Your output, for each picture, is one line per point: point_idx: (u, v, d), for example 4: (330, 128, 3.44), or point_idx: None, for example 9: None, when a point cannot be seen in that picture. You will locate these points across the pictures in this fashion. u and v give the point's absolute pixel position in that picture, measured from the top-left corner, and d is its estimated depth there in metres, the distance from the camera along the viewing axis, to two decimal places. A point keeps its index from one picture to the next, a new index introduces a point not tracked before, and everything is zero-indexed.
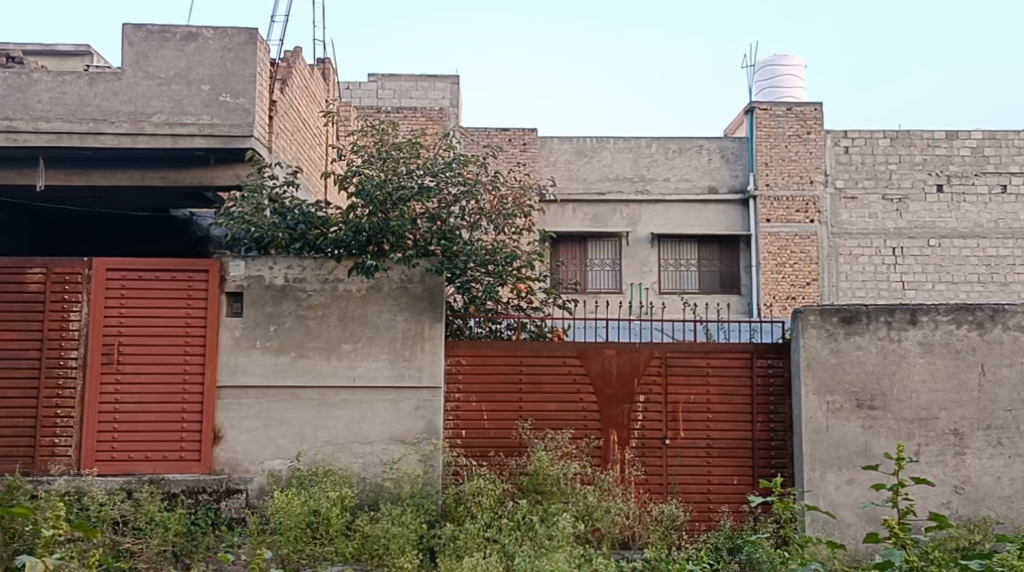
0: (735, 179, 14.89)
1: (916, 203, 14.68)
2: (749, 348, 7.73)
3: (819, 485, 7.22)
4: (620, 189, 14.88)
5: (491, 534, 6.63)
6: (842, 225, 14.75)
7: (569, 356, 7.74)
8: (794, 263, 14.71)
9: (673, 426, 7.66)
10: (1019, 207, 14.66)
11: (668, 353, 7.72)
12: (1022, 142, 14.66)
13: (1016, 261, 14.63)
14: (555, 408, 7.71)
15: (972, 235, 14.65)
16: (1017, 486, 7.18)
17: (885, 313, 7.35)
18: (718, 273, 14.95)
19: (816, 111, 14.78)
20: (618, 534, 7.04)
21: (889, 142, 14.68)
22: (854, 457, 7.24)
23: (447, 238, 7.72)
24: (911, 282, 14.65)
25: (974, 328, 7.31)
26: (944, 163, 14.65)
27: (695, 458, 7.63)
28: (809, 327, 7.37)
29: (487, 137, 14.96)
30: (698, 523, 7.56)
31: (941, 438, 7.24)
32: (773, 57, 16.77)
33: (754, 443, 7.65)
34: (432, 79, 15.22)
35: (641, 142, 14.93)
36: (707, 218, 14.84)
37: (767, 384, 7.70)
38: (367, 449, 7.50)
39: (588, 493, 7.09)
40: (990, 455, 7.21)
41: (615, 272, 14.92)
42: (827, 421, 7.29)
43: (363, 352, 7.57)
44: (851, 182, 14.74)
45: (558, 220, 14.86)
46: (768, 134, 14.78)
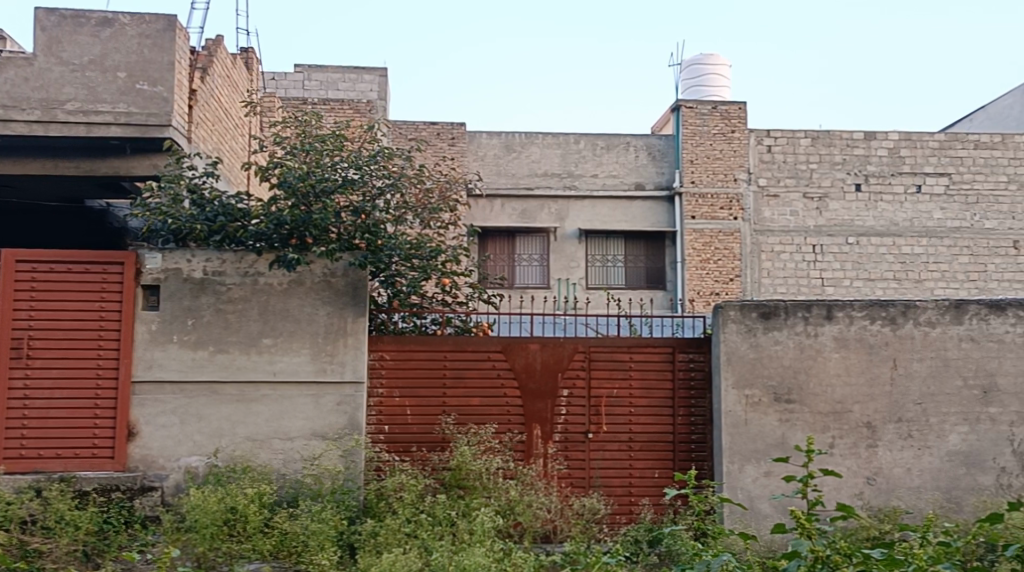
0: (661, 176, 15.08)
1: (835, 201, 15.02)
2: (670, 343, 7.83)
3: (736, 477, 7.36)
4: (549, 185, 14.94)
5: (411, 529, 6.57)
6: (764, 223, 15.02)
7: (492, 350, 7.75)
8: (717, 260, 14.93)
9: (596, 420, 7.72)
10: (933, 207, 15.09)
11: (591, 348, 7.77)
12: (936, 143, 15.08)
13: (929, 259, 15.07)
14: (478, 402, 7.71)
15: (888, 233, 15.05)
16: (926, 477, 7.40)
17: (802, 308, 7.52)
18: (644, 269, 15.11)
19: (739, 109, 15.03)
20: (540, 528, 7.07)
21: (810, 142, 15.01)
22: (771, 450, 7.38)
23: (371, 232, 7.71)
24: (829, 278, 14.97)
25: (886, 324, 7.51)
26: (863, 163, 15.02)
27: (617, 452, 7.70)
28: (729, 322, 7.49)
29: (415, 131, 14.84)
30: (619, 516, 7.63)
31: (855, 431, 7.42)
32: (698, 56, 16.97)
33: (675, 436, 7.74)
34: (360, 72, 15.07)
35: (569, 138, 15.03)
36: (633, 215, 15.00)
37: (688, 378, 7.81)
38: (287, 445, 7.40)
39: (510, 488, 7.11)
40: (901, 447, 7.41)
41: (543, 268, 15.00)
42: (745, 415, 7.42)
43: (284, 347, 7.46)
44: (774, 180, 15.01)
45: (487, 216, 14.86)
46: (692, 132, 14.98)
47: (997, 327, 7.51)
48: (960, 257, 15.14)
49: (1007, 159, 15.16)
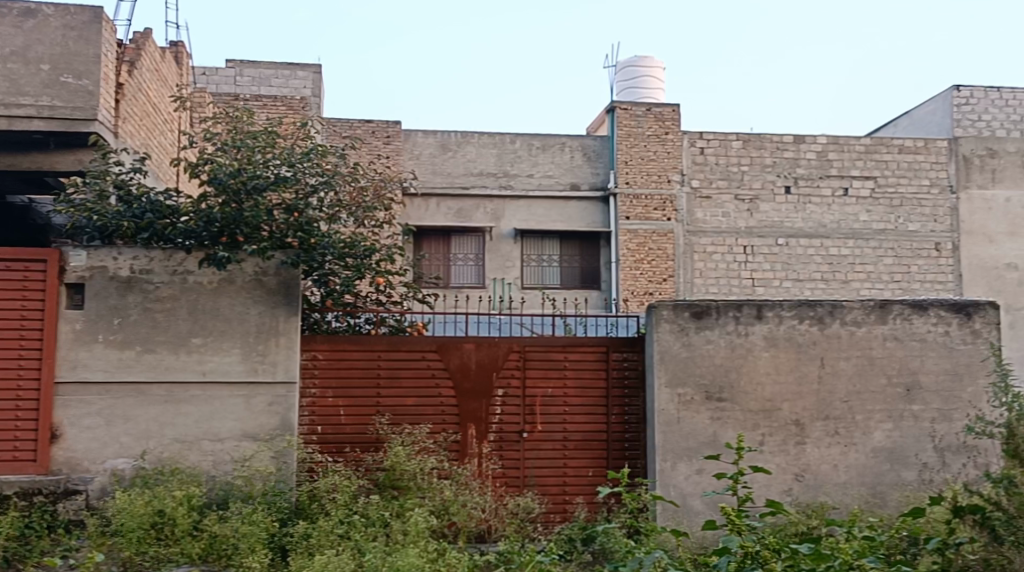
0: (596, 177, 15.18)
1: (766, 203, 15.28)
2: (605, 342, 7.88)
3: (669, 475, 7.44)
4: (484, 185, 14.94)
5: (345, 531, 6.50)
6: (697, 224, 15.20)
7: (427, 350, 7.71)
8: (652, 260, 15.07)
9: (530, 419, 7.74)
10: (859, 209, 15.44)
11: (526, 348, 7.79)
12: (863, 147, 15.44)
13: (856, 260, 15.41)
14: (412, 402, 7.66)
15: (817, 235, 15.35)
16: (852, 473, 7.56)
17: (733, 308, 7.63)
18: (579, 269, 15.21)
19: (673, 111, 15.19)
20: (474, 528, 7.07)
21: (742, 144, 15.26)
22: (702, 448, 7.48)
23: (305, 230, 7.61)
24: (760, 279, 15.22)
25: (814, 323, 7.67)
26: (792, 166, 15.31)
27: (552, 450, 7.73)
28: (662, 321, 7.56)
29: (350, 128, 14.71)
30: (553, 515, 7.66)
31: (784, 429, 7.56)
32: (633, 57, 17.12)
33: (609, 434, 7.79)
34: (293, 68, 14.89)
35: (505, 138, 15.05)
36: (569, 214, 15.08)
37: (622, 376, 7.86)
38: (217, 446, 7.27)
39: (444, 488, 7.09)
40: (828, 444, 7.57)
41: (478, 267, 15.00)
42: (678, 414, 7.50)
43: (214, 347, 7.33)
44: (706, 181, 15.21)
45: (422, 215, 14.80)
46: (627, 133, 15.11)
47: (920, 327, 7.72)
48: (885, 259, 15.50)
49: (929, 164, 15.58)
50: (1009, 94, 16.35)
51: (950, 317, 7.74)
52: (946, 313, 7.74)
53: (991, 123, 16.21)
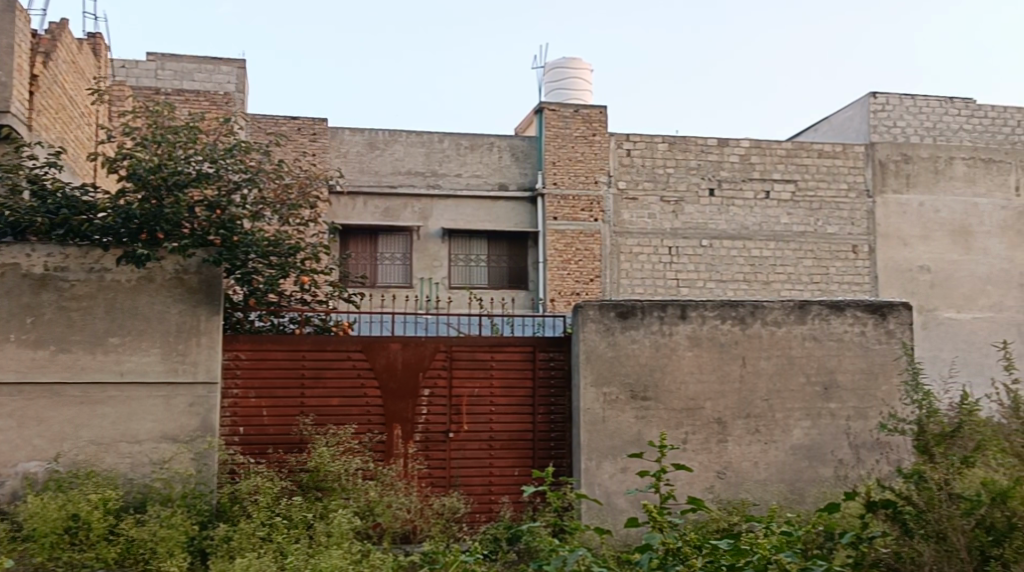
0: (524, 177, 15.24)
1: (690, 205, 15.51)
2: (531, 343, 7.91)
3: (594, 474, 7.50)
4: (412, 183, 14.86)
5: (267, 533, 6.39)
6: (624, 225, 15.33)
7: (353, 350, 7.65)
8: (579, 260, 15.14)
9: (456, 419, 7.72)
10: (780, 212, 15.77)
11: (453, 348, 7.78)
12: (783, 151, 15.79)
13: (777, 262, 15.73)
14: (337, 402, 7.59)
15: (739, 237, 15.62)
16: (772, 470, 7.72)
17: (657, 308, 7.73)
18: (506, 269, 15.26)
19: (600, 113, 15.32)
20: (399, 529, 7.02)
21: (667, 147, 15.48)
22: (627, 446, 7.56)
23: (227, 228, 7.48)
24: (684, 280, 15.44)
25: (736, 323, 7.80)
26: (716, 168, 15.58)
27: (478, 450, 7.73)
28: (587, 321, 7.62)
29: (275, 125, 14.49)
30: (478, 514, 7.65)
31: (706, 427, 7.68)
32: (562, 58, 17.21)
33: (534, 434, 7.82)
34: (217, 63, 14.61)
35: (434, 137, 14.99)
36: (497, 214, 15.12)
37: (548, 376, 7.90)
38: (135, 448, 7.09)
39: (369, 489, 7.04)
40: (749, 442, 7.71)
41: (405, 267, 14.97)
42: (603, 413, 7.57)
43: (132, 347, 7.16)
44: (633, 183, 15.36)
45: (349, 213, 14.67)
46: (555, 134, 15.17)
47: (837, 327, 7.91)
48: (805, 261, 15.88)
49: (847, 168, 16.06)
50: (922, 101, 16.69)
51: (866, 317, 7.95)
52: (862, 313, 7.94)
53: (905, 130, 16.46)
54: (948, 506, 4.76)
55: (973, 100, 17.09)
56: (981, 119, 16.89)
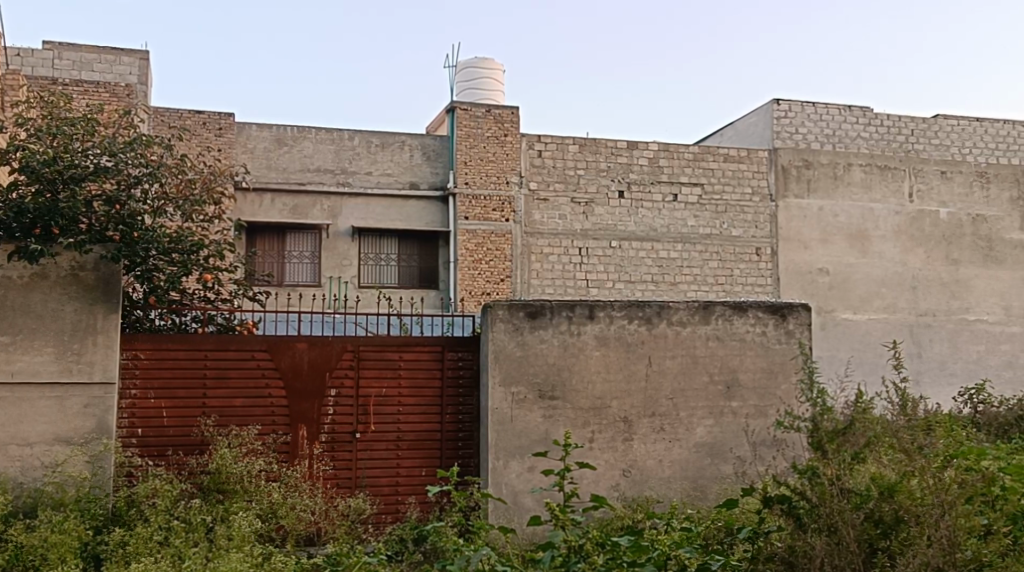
0: (436, 177, 15.18)
1: (600, 207, 15.67)
2: (440, 342, 7.88)
3: (501, 473, 7.52)
4: (321, 181, 14.66)
5: (164, 537, 6.23)
6: (534, 225, 15.39)
7: (257, 350, 7.51)
8: (489, 260, 15.16)
9: (363, 419, 7.65)
10: (687, 214, 16.09)
11: (360, 348, 7.70)
12: (690, 155, 16.13)
13: (684, 263, 16.02)
14: (241, 403, 7.44)
15: (648, 239, 15.87)
16: (676, 467, 7.85)
17: (566, 308, 7.80)
18: (416, 269, 15.19)
19: (512, 114, 15.36)
20: (303, 531, 6.92)
21: (578, 149, 15.63)
22: (533, 445, 7.60)
23: (126, 223, 7.27)
24: (593, 281, 15.59)
25: (643, 323, 7.92)
26: (625, 171, 15.80)
27: (384, 451, 7.67)
28: (497, 321, 7.63)
29: (178, 118, 14.13)
30: (385, 515, 7.59)
31: (613, 425, 7.77)
32: (474, 58, 17.22)
33: (442, 434, 7.79)
34: (118, 53, 14.19)
35: (344, 135, 14.80)
36: (407, 213, 15.03)
37: (457, 376, 7.88)
38: (26, 451, 6.84)
39: (273, 490, 6.92)
40: (654, 440, 7.83)
41: (314, 265, 14.79)
42: (511, 412, 7.59)
43: (24, 346, 6.89)
44: (543, 184, 15.44)
45: (255, 210, 14.41)
46: (467, 134, 15.15)
47: (740, 327, 8.09)
48: (711, 262, 16.22)
49: (751, 173, 16.45)
50: (823, 108, 17.33)
51: (767, 318, 8.15)
52: (763, 314, 8.15)
53: (806, 137, 17.15)
54: (838, 501, 4.85)
55: (870, 108, 17.74)
56: (877, 127, 17.62)
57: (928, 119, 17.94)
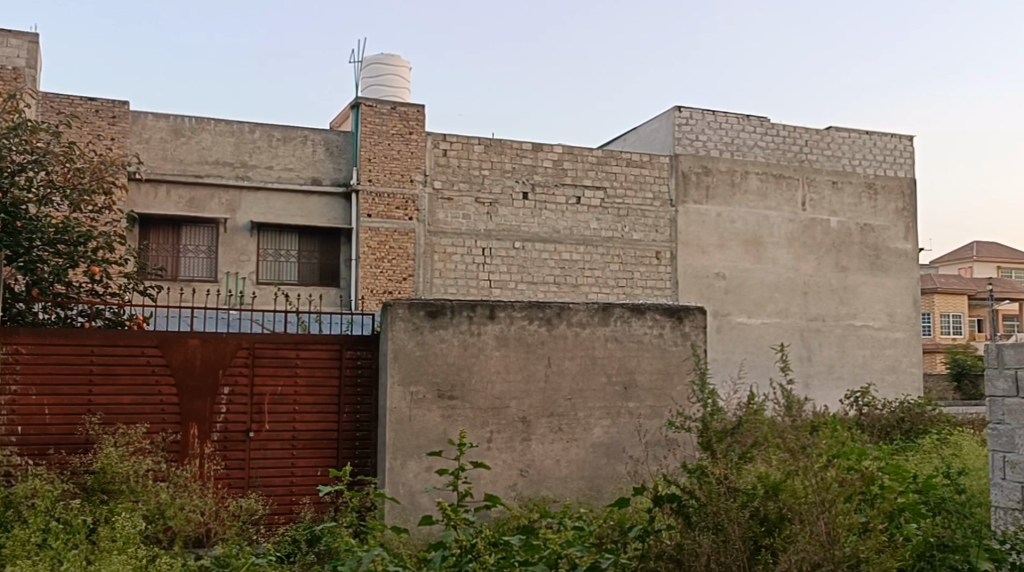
0: (339, 173, 14.95)
1: (504, 207, 15.74)
2: (337, 340, 7.78)
3: (398, 473, 7.46)
4: (219, 174, 14.32)
5: (44, 540, 5.96)
6: (438, 225, 15.33)
7: (147, 345, 7.29)
8: (392, 258, 14.99)
9: (257, 418, 7.49)
10: (590, 217, 16.28)
11: (256, 345, 7.54)
12: (594, 159, 16.34)
13: (586, 265, 16.20)
14: (128, 400, 7.21)
15: (550, 241, 15.97)
16: (572, 467, 7.91)
17: (466, 307, 7.79)
18: (317, 266, 14.98)
19: (417, 112, 15.26)
20: (192, 532, 6.72)
21: (483, 149, 15.66)
22: (431, 445, 7.56)
23: (11, 211, 7.10)
24: (496, 281, 15.63)
25: (543, 324, 7.96)
26: (529, 172, 15.90)
27: (279, 450, 7.52)
28: (396, 319, 7.58)
29: (69, 104, 13.58)
30: (278, 516, 7.45)
31: (511, 425, 7.80)
32: (380, 54, 17.06)
33: (339, 434, 7.69)
34: (5, 35, 13.59)
35: (244, 128, 14.49)
36: (308, 209, 14.79)
37: (355, 375, 7.79)
38: None
39: (160, 490, 6.71)
40: (552, 440, 7.88)
41: (210, 260, 14.46)
42: (409, 412, 7.55)
43: None
44: (448, 183, 15.41)
45: (149, 202, 14.01)
46: (371, 130, 14.96)
47: (637, 329, 8.20)
48: (611, 265, 16.43)
49: (652, 178, 16.76)
50: (723, 116, 17.55)
51: (664, 320, 8.28)
52: (660, 316, 8.26)
53: (706, 144, 17.32)
54: (725, 500, 4.97)
55: (767, 119, 18.07)
56: (773, 137, 17.90)
57: (822, 130, 18.36)
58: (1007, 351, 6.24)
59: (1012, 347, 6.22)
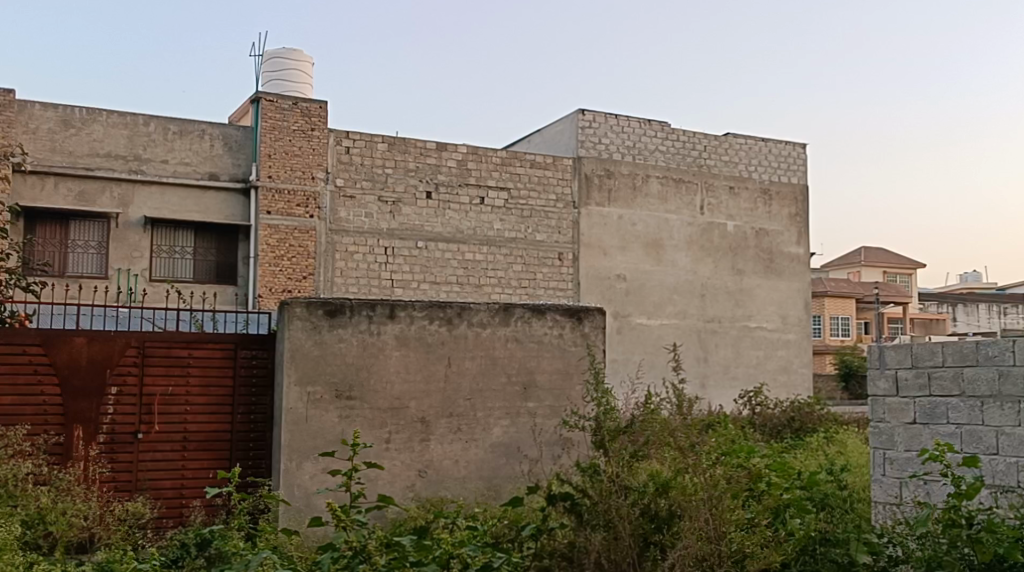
0: (238, 168, 14.60)
1: (408, 206, 15.66)
2: (232, 339, 7.59)
3: (293, 475, 7.33)
4: (111, 167, 13.84)
5: None
6: (340, 223, 15.14)
7: (30, 344, 7.03)
8: (292, 256, 14.70)
9: (146, 418, 7.27)
10: (493, 218, 16.33)
11: (146, 343, 7.32)
12: (498, 160, 16.43)
13: (488, 266, 16.24)
14: (9, 401, 6.95)
15: (453, 240, 15.96)
16: (471, 467, 7.90)
17: (366, 307, 7.71)
18: (214, 264, 14.61)
19: (320, 108, 15.05)
20: (74, 537, 6.46)
21: (387, 147, 15.56)
22: (328, 445, 7.46)
23: None
24: (399, 280, 15.51)
25: (443, 324, 7.94)
26: (433, 172, 15.89)
27: (169, 451, 7.31)
28: (294, 318, 7.47)
29: None
30: (167, 519, 7.24)
31: (410, 426, 7.74)
32: (281, 48, 16.77)
33: (233, 434, 7.51)
34: None
35: (138, 120, 14.04)
36: (205, 205, 14.41)
37: (250, 375, 7.62)
38: None
39: (41, 495, 6.47)
40: (450, 440, 7.85)
41: (101, 256, 13.97)
42: (306, 412, 7.43)
43: None
44: (350, 181, 15.24)
45: (36, 195, 13.49)
46: (272, 126, 14.67)
47: (538, 329, 8.23)
48: (514, 266, 16.52)
49: (556, 180, 16.92)
50: (625, 120, 17.76)
51: (564, 321, 8.33)
52: (561, 317, 8.31)
53: (608, 148, 17.51)
54: (617, 497, 5.02)
55: (668, 124, 18.32)
56: (673, 142, 18.13)
57: (720, 137, 18.76)
58: (888, 352, 6.47)
59: (892, 349, 6.45)
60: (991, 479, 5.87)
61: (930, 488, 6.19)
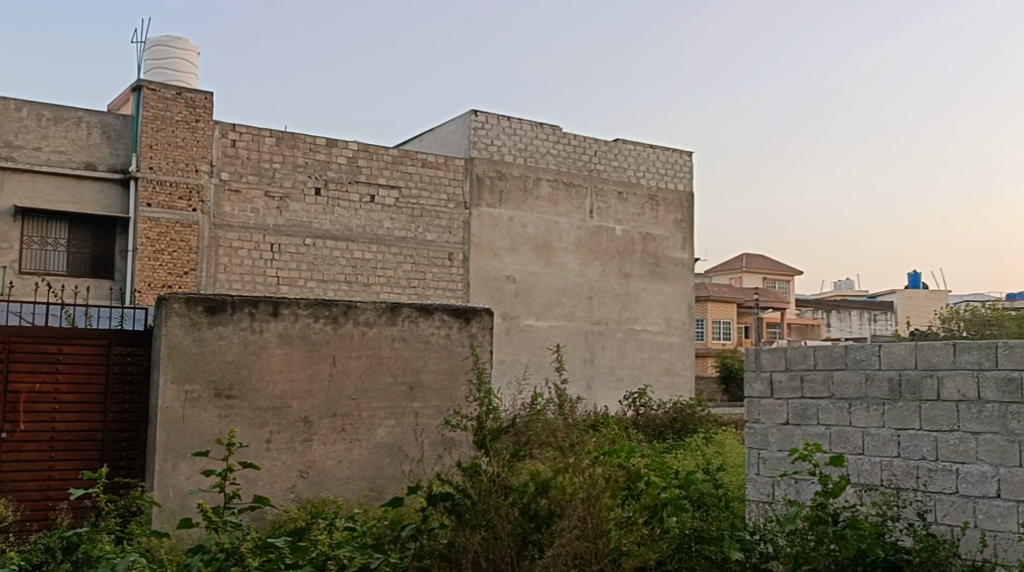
0: (116, 158, 14.07)
1: (295, 203, 15.37)
2: (106, 335, 7.30)
3: (168, 476, 7.10)
4: None
5: None
6: (224, 217, 14.75)
7: None
8: (173, 251, 14.25)
9: (10, 417, 6.92)
10: (383, 216, 16.20)
11: (11, 339, 6.97)
12: (388, 158, 16.31)
13: (378, 265, 16.08)
14: None
15: (342, 238, 15.75)
16: (354, 468, 7.79)
17: (248, 304, 7.53)
18: (89, 257, 14.04)
19: (205, 99, 14.65)
20: None
21: (275, 142, 15.25)
22: (205, 445, 7.25)
23: None
24: (285, 278, 15.20)
25: (328, 322, 7.82)
26: (322, 168, 15.65)
27: (35, 452, 6.98)
28: (172, 314, 7.24)
29: None
30: (31, 522, 6.89)
31: (292, 426, 7.59)
32: (164, 36, 16.27)
33: (104, 433, 7.23)
34: None
35: (9, 104, 13.38)
36: (81, 196, 13.84)
37: (124, 372, 7.35)
38: None
39: None
40: (334, 440, 7.73)
41: None
42: (183, 411, 7.21)
43: None
44: (236, 175, 14.88)
45: None
46: (154, 115, 14.20)
47: (425, 329, 8.17)
48: (403, 265, 16.41)
49: (447, 180, 16.92)
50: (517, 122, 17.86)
51: (451, 321, 8.30)
52: (448, 316, 8.27)
53: (500, 149, 17.58)
54: (496, 497, 5.02)
55: (559, 128, 18.52)
56: (564, 145, 18.34)
57: (610, 142, 19.05)
58: (764, 355, 6.70)
59: (768, 352, 6.67)
60: (856, 478, 6.11)
61: (800, 487, 6.42)
